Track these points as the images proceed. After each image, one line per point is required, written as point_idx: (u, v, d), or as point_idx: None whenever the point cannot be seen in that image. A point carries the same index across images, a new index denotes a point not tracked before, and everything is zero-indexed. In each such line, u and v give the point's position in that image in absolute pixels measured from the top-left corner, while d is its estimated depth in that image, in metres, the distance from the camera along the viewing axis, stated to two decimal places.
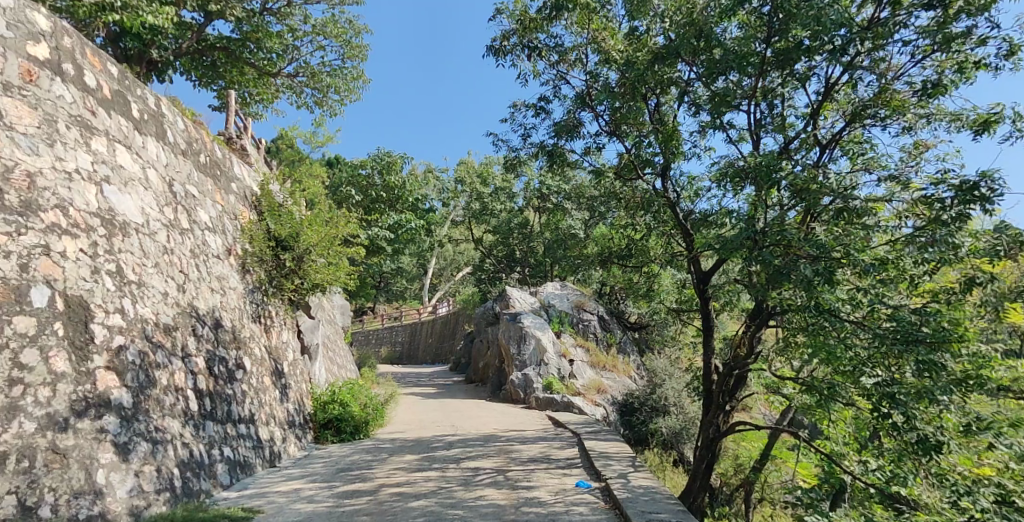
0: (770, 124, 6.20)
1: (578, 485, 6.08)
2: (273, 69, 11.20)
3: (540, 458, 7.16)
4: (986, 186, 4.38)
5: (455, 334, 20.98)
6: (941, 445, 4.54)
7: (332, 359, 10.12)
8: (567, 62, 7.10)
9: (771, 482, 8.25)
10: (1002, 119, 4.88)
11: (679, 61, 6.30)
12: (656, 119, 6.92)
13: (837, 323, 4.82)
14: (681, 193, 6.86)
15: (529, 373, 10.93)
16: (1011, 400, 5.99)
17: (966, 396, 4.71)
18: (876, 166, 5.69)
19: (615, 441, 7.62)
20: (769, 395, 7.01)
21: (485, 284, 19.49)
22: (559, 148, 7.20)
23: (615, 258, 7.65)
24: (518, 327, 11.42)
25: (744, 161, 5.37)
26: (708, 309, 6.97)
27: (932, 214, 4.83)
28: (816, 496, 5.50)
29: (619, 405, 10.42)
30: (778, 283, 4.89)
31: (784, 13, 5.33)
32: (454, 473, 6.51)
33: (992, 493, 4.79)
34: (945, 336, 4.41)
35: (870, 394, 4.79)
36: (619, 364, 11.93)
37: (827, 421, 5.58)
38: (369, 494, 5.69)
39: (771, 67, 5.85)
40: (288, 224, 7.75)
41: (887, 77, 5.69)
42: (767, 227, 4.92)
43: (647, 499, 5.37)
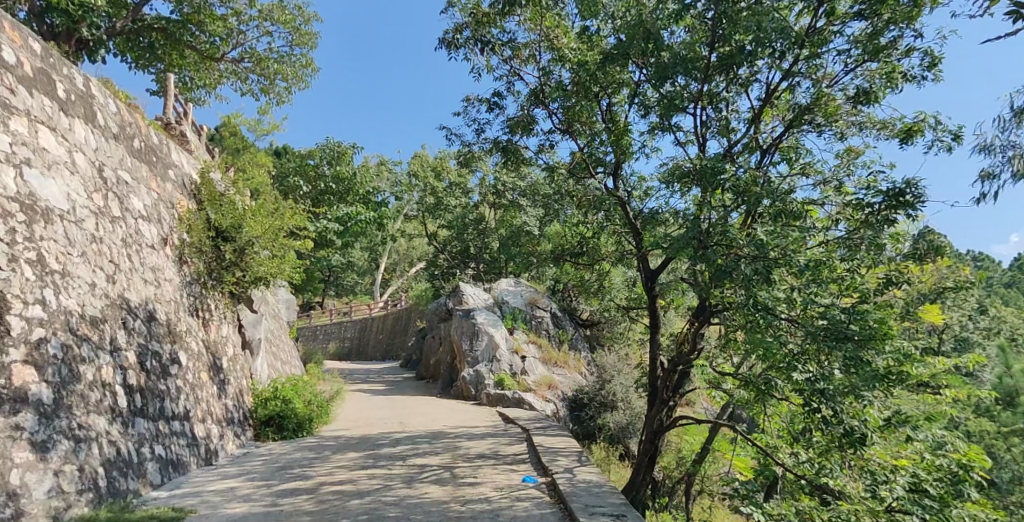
0: (715, 127, 6.38)
1: (524, 481, 6.11)
2: (216, 54, 10.77)
3: (488, 455, 7.15)
4: (911, 193, 4.63)
5: (407, 330, 20.78)
6: (865, 438, 4.77)
7: (276, 354, 9.85)
8: (520, 58, 7.10)
9: (711, 475, 8.51)
10: (926, 128, 5.16)
11: (630, 62, 6.38)
12: (607, 119, 6.94)
13: (774, 320, 4.98)
14: (631, 192, 6.96)
15: (480, 370, 10.90)
16: (929, 396, 6.34)
17: (889, 391, 4.93)
18: (812, 171, 5.93)
19: (562, 437, 7.69)
20: (711, 390, 7.18)
21: (439, 280, 19.32)
22: (513, 145, 7.18)
23: (566, 255, 7.69)
24: (471, 322, 11.41)
25: (691, 163, 5.47)
26: (655, 306, 7.07)
27: (861, 218, 5.07)
28: (751, 488, 5.67)
29: (569, 401, 10.52)
30: (721, 280, 5.03)
31: (728, 20, 5.51)
32: (400, 471, 6.45)
33: (907, 483, 5.06)
34: (872, 334, 4.65)
35: (802, 389, 4.98)
36: (570, 361, 12.04)
37: (763, 415, 5.77)
38: (308, 493, 5.58)
39: (717, 71, 6.01)
40: (230, 215, 7.51)
41: (823, 84, 5.94)
42: (712, 226, 5.05)
43: (589, 492, 5.45)
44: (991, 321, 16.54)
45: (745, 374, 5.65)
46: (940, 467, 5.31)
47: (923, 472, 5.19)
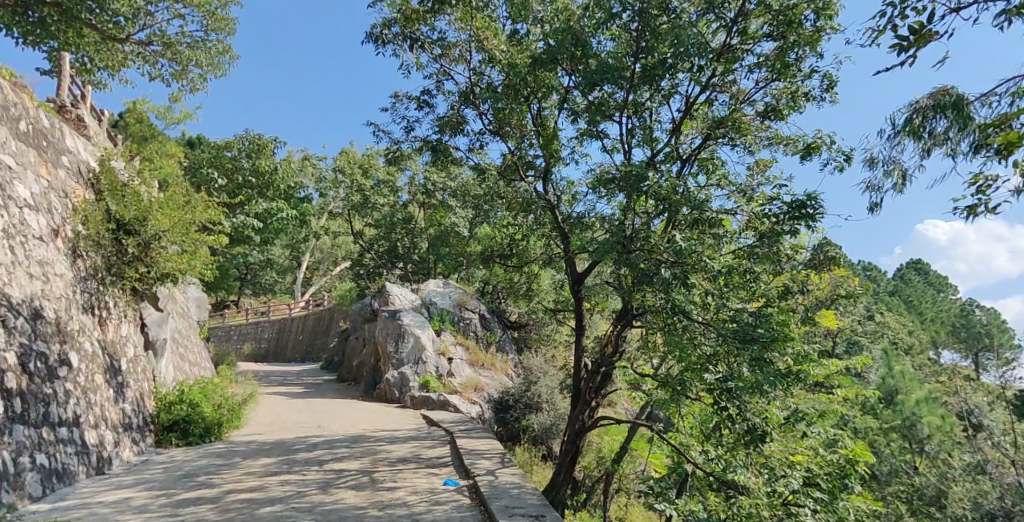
0: (639, 135, 6.54)
1: (445, 484, 6.03)
2: (120, 34, 10.06)
3: (409, 458, 7.02)
4: (811, 207, 4.91)
5: (330, 331, 20.17)
6: (765, 435, 5.01)
7: (183, 356, 9.28)
8: (449, 57, 7.01)
9: (629, 473, 8.70)
10: (824, 146, 5.51)
11: (559, 68, 6.43)
12: (537, 124, 6.94)
13: (690, 322, 5.16)
14: (561, 196, 6.97)
15: (405, 372, 10.70)
16: (823, 396, 6.75)
17: (788, 389, 5.21)
18: (727, 182, 6.18)
19: (486, 439, 7.65)
20: (631, 391, 7.34)
21: (365, 280, 18.86)
22: (443, 144, 7.04)
23: (496, 257, 7.65)
24: (397, 324, 11.19)
25: (617, 170, 5.55)
26: (581, 309, 7.13)
27: (767, 227, 5.34)
28: (664, 485, 5.82)
29: (495, 402, 10.50)
30: (642, 284, 5.15)
31: (651, 32, 5.65)
32: (315, 476, 6.23)
33: (801, 476, 5.38)
34: (776, 335, 4.90)
35: (712, 389, 5.19)
36: (497, 363, 11.99)
37: (677, 414, 5.95)
38: (213, 502, 5.30)
39: (641, 81, 6.16)
40: (134, 207, 7.01)
41: (737, 100, 6.23)
42: (636, 231, 5.15)
43: (509, 494, 5.44)
44: (878, 326, 17.94)
45: (662, 375, 5.81)
46: (831, 461, 5.68)
47: (816, 467, 5.52)
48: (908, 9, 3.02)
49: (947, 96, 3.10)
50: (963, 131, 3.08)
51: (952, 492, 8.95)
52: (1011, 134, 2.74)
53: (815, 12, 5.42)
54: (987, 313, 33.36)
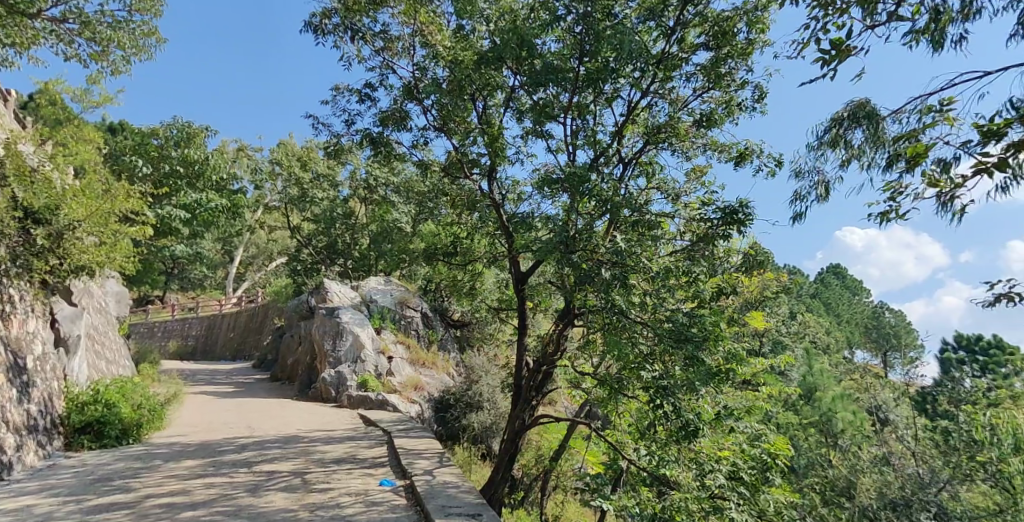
0: (583, 137, 6.60)
1: (381, 484, 5.93)
2: (32, 9, 9.33)
3: (345, 458, 6.86)
4: (743, 212, 5.13)
5: (263, 328, 19.45)
6: (697, 431, 5.18)
7: (99, 354, 8.71)
8: (392, 50, 6.85)
9: (566, 471, 8.80)
10: (754, 155, 5.75)
11: (504, 66, 6.42)
12: (483, 121, 6.87)
13: (629, 321, 5.24)
14: (505, 195, 6.93)
15: (343, 371, 10.44)
16: (751, 393, 7.02)
17: (718, 387, 5.40)
18: (667, 185, 6.34)
19: (424, 438, 7.56)
20: (571, 389, 7.42)
21: (301, 276, 18.29)
22: (384, 138, 6.89)
23: (439, 255, 7.53)
24: (335, 322, 10.91)
25: (561, 171, 5.58)
26: (523, 308, 7.14)
27: (703, 230, 5.53)
28: (601, 481, 5.97)
29: (435, 402, 10.39)
30: (583, 284, 5.21)
31: (595, 36, 5.72)
32: (243, 478, 6.00)
33: (727, 470, 5.61)
34: (708, 335, 5.05)
35: (649, 387, 5.32)
36: (438, 362, 11.81)
37: (615, 411, 6.06)
38: (128, 508, 5.02)
39: (584, 83, 6.24)
40: (45, 194, 6.49)
41: (675, 107, 6.41)
42: (579, 232, 5.20)
43: (446, 493, 5.39)
44: (801, 326, 18.90)
45: (601, 374, 5.90)
46: (753, 455, 5.93)
47: (741, 462, 5.76)
48: (829, 23, 3.19)
49: (864, 108, 3.30)
50: (877, 144, 3.28)
51: (857, 482, 8.04)
52: (918, 145, 2.93)
53: (748, 25, 5.70)
54: (895, 315, 35.76)
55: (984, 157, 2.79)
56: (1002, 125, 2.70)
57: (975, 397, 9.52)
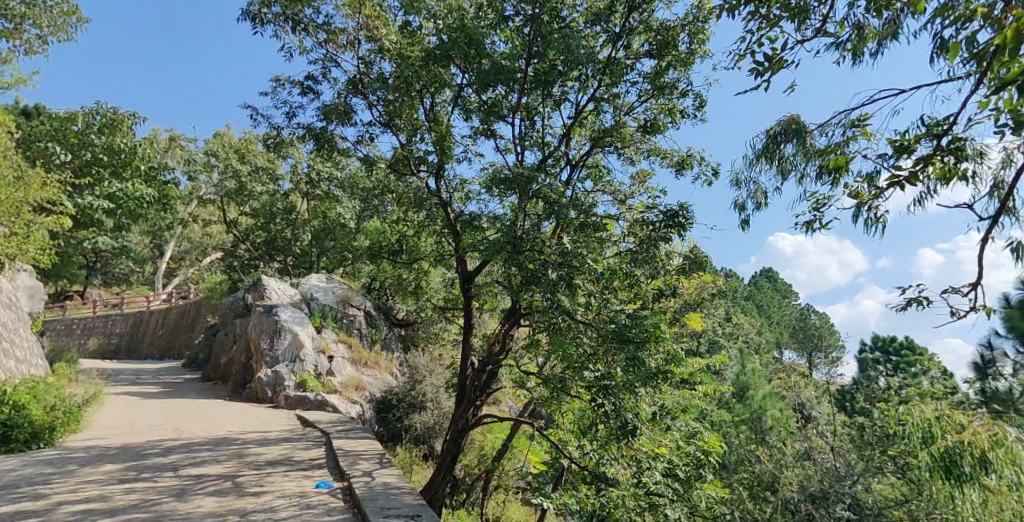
0: (531, 139, 6.64)
1: (317, 486, 5.79)
2: None
3: (280, 461, 6.65)
4: (683, 216, 5.31)
5: (195, 326, 18.63)
6: (636, 430, 5.32)
7: (8, 352, 8.12)
8: (336, 43, 6.69)
9: (508, 471, 8.82)
10: (694, 162, 5.95)
11: (452, 64, 6.34)
12: (430, 119, 6.80)
13: (573, 322, 5.29)
14: (453, 194, 6.86)
15: (280, 371, 10.13)
16: (688, 392, 7.24)
17: (657, 387, 5.54)
18: (612, 189, 6.47)
19: (365, 439, 7.42)
20: (516, 389, 7.46)
21: (238, 272, 17.62)
22: (328, 133, 6.71)
23: (384, 253, 7.39)
24: (272, 320, 10.56)
25: (509, 171, 5.57)
26: (469, 307, 7.11)
27: (645, 234, 5.68)
28: (542, 480, 6.03)
29: (376, 402, 10.22)
30: (529, 285, 5.24)
31: (543, 39, 5.77)
32: (169, 483, 5.73)
33: (663, 467, 5.77)
34: (648, 336, 5.19)
35: (591, 387, 5.41)
36: (381, 362, 11.55)
37: (558, 411, 6.13)
38: (38, 516, 4.71)
39: (532, 84, 6.26)
40: None
41: (620, 112, 6.53)
42: (525, 233, 5.22)
43: (384, 494, 5.32)
44: (735, 327, 19.67)
45: (546, 374, 5.95)
46: (688, 452, 6.14)
47: (677, 460, 5.93)
48: (764, 37, 3.28)
49: (795, 123, 3.43)
50: (807, 154, 3.41)
51: (781, 476, 7.74)
52: (838, 159, 3.05)
53: (690, 36, 5.94)
54: (820, 317, 37.68)
55: (897, 170, 2.93)
56: (913, 140, 2.83)
57: (886, 393, 10.16)
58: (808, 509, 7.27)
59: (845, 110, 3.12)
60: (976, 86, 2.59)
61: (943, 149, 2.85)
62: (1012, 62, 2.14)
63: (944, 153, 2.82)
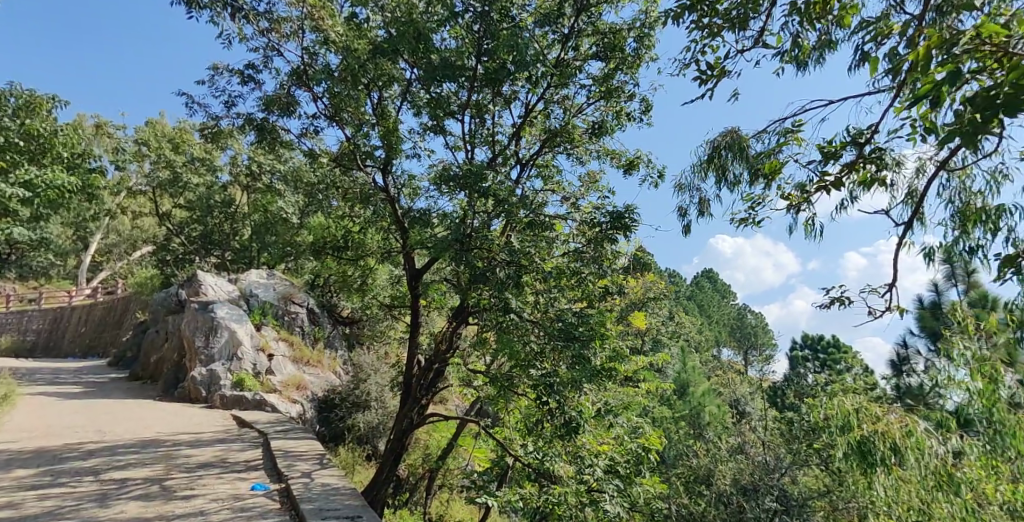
0: (481, 136, 6.62)
1: (253, 488, 5.60)
2: None
3: (213, 462, 6.40)
4: (629, 218, 5.45)
5: (122, 323, 17.69)
6: (579, 427, 5.40)
7: None
8: (279, 32, 6.46)
9: (453, 470, 8.77)
10: (642, 164, 6.08)
11: (400, 59, 6.25)
12: (378, 113, 6.67)
13: (521, 321, 5.29)
14: (401, 190, 6.75)
15: (216, 369, 9.75)
16: (632, 390, 7.40)
17: (601, 384, 5.64)
18: (561, 189, 6.53)
19: (304, 439, 7.22)
20: (462, 388, 7.44)
21: (171, 267, 16.83)
22: (270, 124, 6.48)
23: (329, 249, 7.23)
24: (208, 317, 10.14)
25: (458, 168, 5.53)
26: (416, 305, 7.02)
27: (593, 233, 5.78)
28: (487, 478, 6.00)
29: (318, 401, 9.97)
30: (477, 283, 5.21)
31: (493, 37, 5.75)
32: (90, 487, 5.42)
33: (605, 464, 5.88)
34: (594, 335, 5.35)
35: (537, 385, 5.45)
36: (324, 360, 11.26)
37: (505, 409, 6.14)
38: None
39: (482, 83, 6.24)
40: None
41: (570, 113, 6.60)
42: (474, 231, 5.20)
43: (323, 495, 5.20)
44: (677, 327, 20.26)
45: (493, 373, 5.95)
46: (629, 449, 6.28)
47: (619, 456, 6.06)
48: (707, 46, 3.37)
49: (736, 131, 3.54)
50: (746, 161, 3.52)
51: (716, 470, 8.07)
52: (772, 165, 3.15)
53: (636, 40, 6.07)
54: (755, 316, 39.31)
55: (824, 177, 3.05)
56: (839, 149, 2.95)
57: (813, 389, 10.71)
58: (739, 502, 7.56)
59: (779, 118, 3.23)
60: (895, 99, 2.71)
61: (866, 157, 2.97)
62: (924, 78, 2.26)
63: (867, 160, 2.96)
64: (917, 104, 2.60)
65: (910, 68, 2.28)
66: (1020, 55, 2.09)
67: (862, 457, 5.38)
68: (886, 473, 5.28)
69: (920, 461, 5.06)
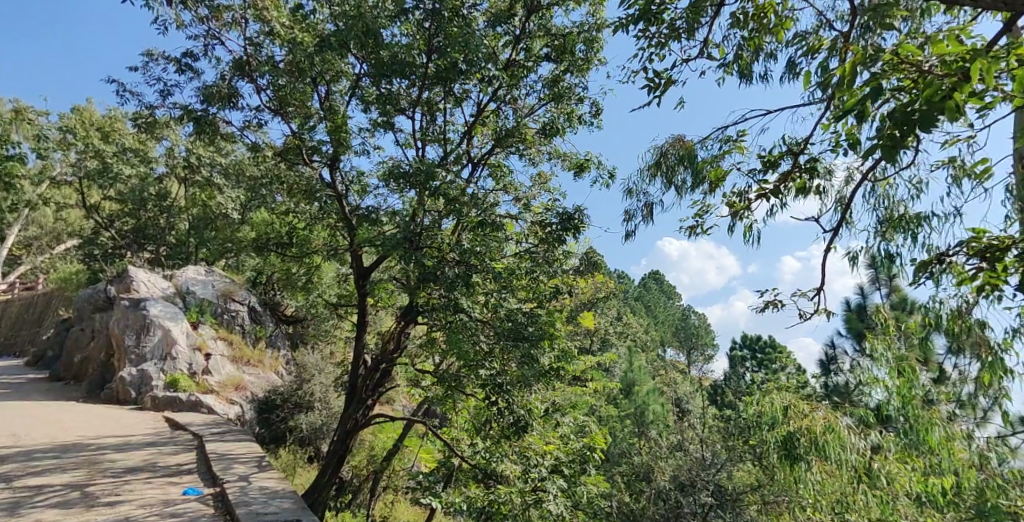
0: (432, 134, 6.56)
1: (185, 493, 5.37)
2: None
3: (141, 467, 6.10)
4: (580, 218, 5.53)
5: (42, 321, 16.61)
6: (527, 426, 5.43)
7: None
8: (220, 20, 6.20)
9: (398, 471, 8.65)
10: (592, 166, 6.18)
11: (348, 53, 6.13)
12: (325, 107, 6.50)
13: (471, 321, 5.25)
14: (349, 186, 6.62)
15: (147, 369, 9.29)
16: (580, 389, 7.49)
17: (549, 384, 5.67)
18: (513, 189, 6.55)
19: (241, 441, 6.97)
20: (410, 388, 7.36)
21: (98, 262, 15.90)
22: (210, 116, 6.21)
23: (272, 246, 7.01)
24: (139, 315, 9.65)
25: (409, 165, 5.46)
26: (364, 304, 6.89)
27: (544, 234, 5.82)
28: (433, 479, 5.94)
29: (257, 402, 9.64)
30: (427, 282, 5.14)
31: (445, 35, 5.71)
32: (2, 495, 5.07)
33: (551, 463, 5.92)
34: (543, 335, 5.35)
35: (486, 385, 5.44)
36: (265, 360, 10.91)
37: (453, 409, 6.10)
38: None
39: (433, 80, 6.17)
40: None
41: (521, 114, 6.63)
42: (424, 229, 5.14)
43: (260, 498, 5.03)
44: (623, 327, 20.64)
45: (441, 373, 5.90)
46: (575, 448, 6.36)
47: (564, 455, 6.11)
48: (655, 55, 3.45)
49: (683, 137, 3.65)
50: (691, 168, 3.63)
51: (657, 467, 8.26)
52: (716, 172, 3.26)
53: (586, 44, 6.17)
54: (697, 318, 40.54)
55: (763, 185, 3.18)
56: (776, 158, 3.09)
57: (750, 388, 11.13)
58: (677, 497, 7.77)
59: (722, 126, 3.34)
60: (824, 112, 2.86)
61: (801, 167, 3.12)
62: (850, 93, 2.40)
63: (801, 170, 3.10)
64: (844, 117, 2.74)
65: (838, 83, 2.41)
66: (933, 74, 2.23)
67: (789, 453, 5.57)
68: (813, 467, 5.51)
69: (842, 456, 5.33)
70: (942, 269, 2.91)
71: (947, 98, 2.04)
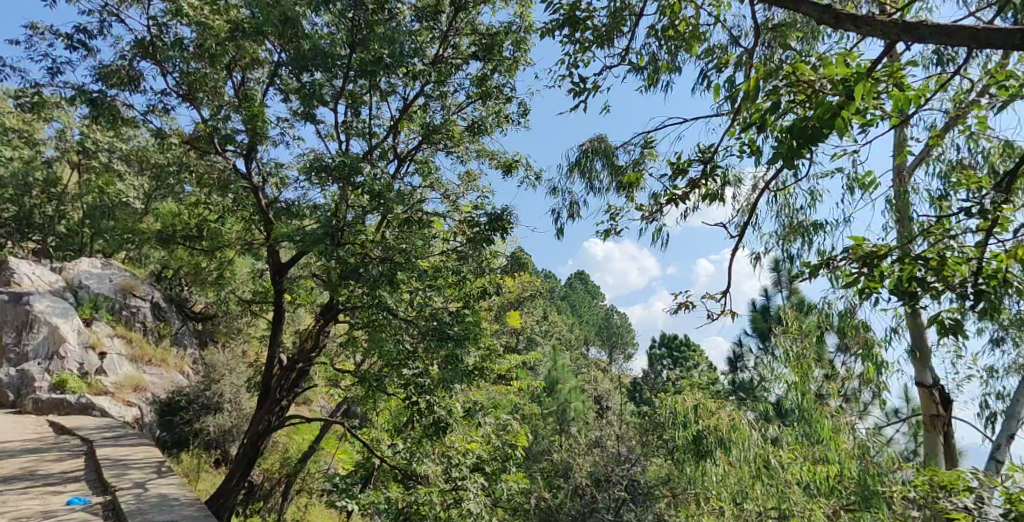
0: (355, 128, 6.39)
1: (69, 502, 4.98)
2: None
3: (20, 475, 5.61)
4: (508, 218, 5.54)
5: None
6: (447, 425, 5.38)
7: None
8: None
9: (314, 474, 8.37)
10: (520, 166, 6.21)
11: (265, 40, 5.86)
12: (240, 95, 6.20)
13: (393, 319, 5.12)
14: (266, 178, 6.35)
15: (29, 369, 8.25)
16: (501, 387, 7.50)
17: (473, 384, 5.62)
18: (440, 186, 6.48)
19: (137, 446, 6.54)
20: (328, 388, 7.13)
21: None
22: (107, 98, 5.78)
23: (179, 239, 6.55)
24: (21, 310, 8.67)
25: (331, 158, 5.28)
26: (281, 301, 6.60)
27: (472, 232, 5.78)
28: (350, 482, 5.77)
29: (159, 404, 9.09)
30: (348, 279, 4.95)
31: (370, 28, 5.58)
32: None
33: (471, 462, 5.89)
34: (467, 334, 5.30)
35: (407, 384, 5.33)
36: (169, 359, 10.47)
37: (373, 410, 5.94)
38: None
39: (357, 72, 6.00)
40: None
41: (448, 111, 6.57)
42: (347, 224, 4.96)
43: (154, 506, 4.73)
44: (547, 326, 20.91)
45: (361, 372, 5.71)
46: (496, 447, 6.35)
47: (485, 454, 6.09)
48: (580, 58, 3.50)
49: (603, 141, 3.72)
50: (609, 171, 3.70)
51: (575, 463, 8.41)
52: (632, 176, 3.34)
53: (514, 45, 6.19)
54: (621, 317, 41.69)
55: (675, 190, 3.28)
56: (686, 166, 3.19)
57: (666, 385, 11.54)
58: (592, 493, 7.94)
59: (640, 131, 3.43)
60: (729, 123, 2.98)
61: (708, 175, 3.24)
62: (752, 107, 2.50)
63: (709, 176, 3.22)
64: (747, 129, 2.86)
65: (742, 96, 2.51)
66: (824, 91, 2.36)
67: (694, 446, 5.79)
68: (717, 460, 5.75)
69: (742, 449, 5.62)
70: (832, 274, 3.10)
71: (837, 115, 2.17)
